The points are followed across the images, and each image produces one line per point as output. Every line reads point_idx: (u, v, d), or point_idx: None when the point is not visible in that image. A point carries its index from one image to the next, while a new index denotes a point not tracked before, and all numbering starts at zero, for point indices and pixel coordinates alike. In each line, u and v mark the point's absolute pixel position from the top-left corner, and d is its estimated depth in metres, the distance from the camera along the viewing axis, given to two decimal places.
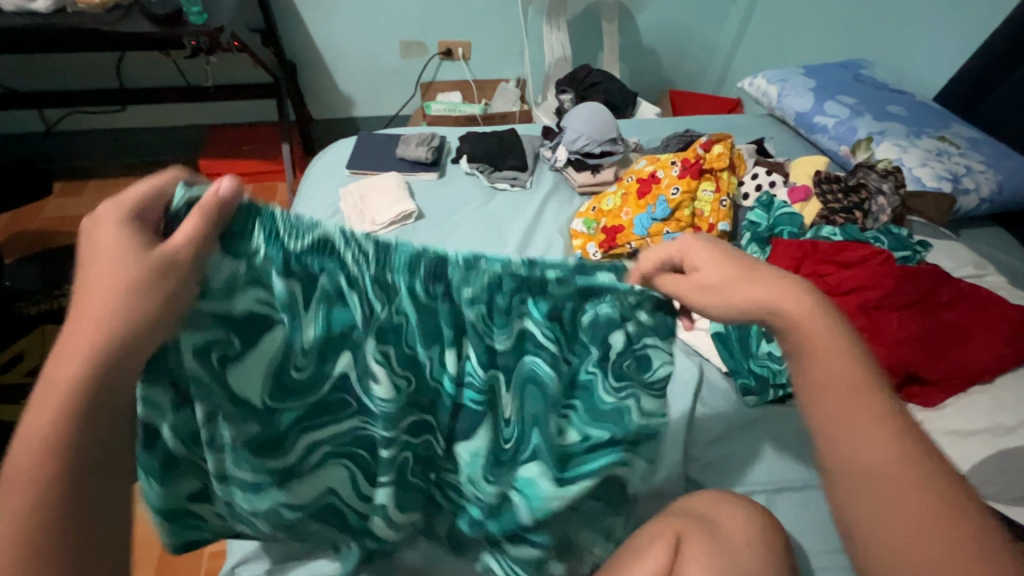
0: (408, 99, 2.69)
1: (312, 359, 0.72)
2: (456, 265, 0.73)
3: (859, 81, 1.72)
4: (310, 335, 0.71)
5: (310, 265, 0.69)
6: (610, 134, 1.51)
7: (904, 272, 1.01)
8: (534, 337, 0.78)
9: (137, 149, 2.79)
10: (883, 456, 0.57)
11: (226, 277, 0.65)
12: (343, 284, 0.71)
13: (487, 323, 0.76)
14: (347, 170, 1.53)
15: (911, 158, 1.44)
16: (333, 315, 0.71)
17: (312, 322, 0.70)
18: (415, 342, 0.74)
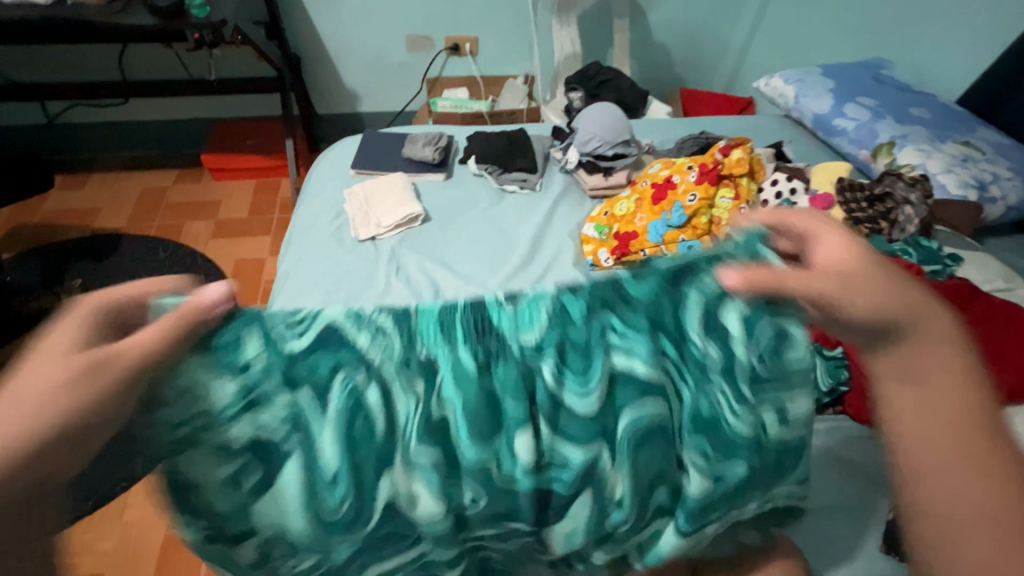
0: (414, 95, 2.64)
1: (331, 463, 0.51)
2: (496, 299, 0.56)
3: (880, 82, 1.66)
4: (327, 430, 0.51)
5: (311, 362, 0.52)
6: (623, 135, 1.47)
7: None
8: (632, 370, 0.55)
9: (138, 143, 2.76)
10: (977, 496, 0.45)
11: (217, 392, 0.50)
12: (357, 361, 0.53)
13: (561, 365, 0.54)
14: (351, 169, 1.49)
15: (935, 163, 1.39)
16: (351, 395, 0.52)
17: (324, 409, 0.51)
18: (459, 429, 0.52)
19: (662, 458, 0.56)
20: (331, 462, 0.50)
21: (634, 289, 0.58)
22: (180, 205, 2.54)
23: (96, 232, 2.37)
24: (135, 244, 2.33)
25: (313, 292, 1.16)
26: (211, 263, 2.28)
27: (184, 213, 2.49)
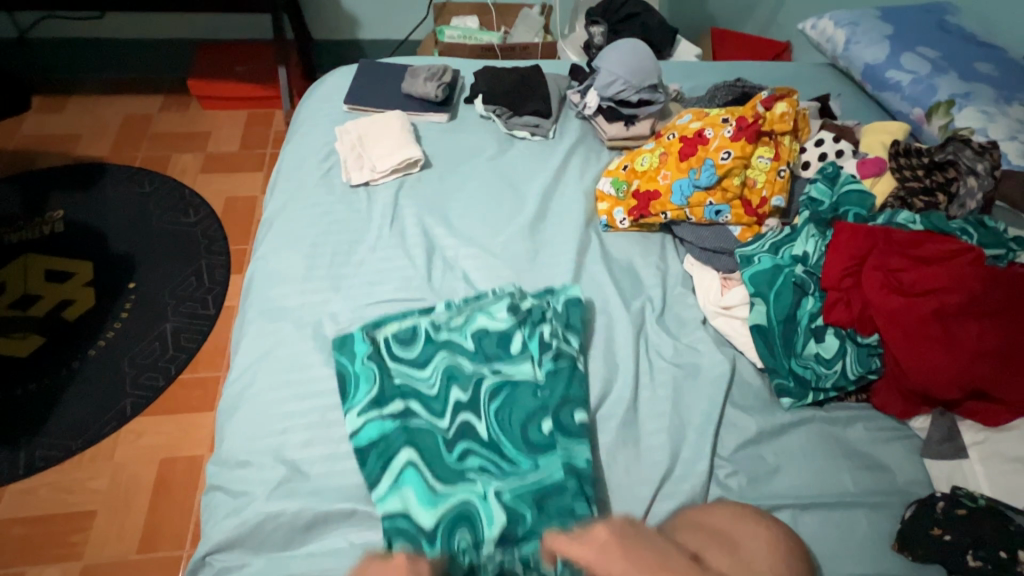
0: (420, 22, 2.42)
1: (486, 347, 0.94)
2: (500, 330, 0.96)
3: (943, 30, 1.47)
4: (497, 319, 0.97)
5: (499, 328, 0.96)
6: (650, 79, 1.29)
7: (997, 277, 0.87)
8: (472, 360, 0.93)
9: (120, 63, 2.55)
10: None
11: (472, 330, 0.96)
12: (507, 327, 0.96)
13: (496, 354, 0.94)
14: (345, 105, 1.35)
15: (997, 129, 1.23)
16: (503, 325, 0.96)
17: (502, 314, 0.97)
18: (471, 368, 0.92)
19: (432, 402, 0.88)
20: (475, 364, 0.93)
21: (496, 323, 0.97)
22: (167, 135, 2.38)
23: (78, 160, 2.24)
24: (118, 175, 2.19)
25: (298, 244, 1.10)
26: (200, 198, 2.15)
27: (171, 145, 2.34)
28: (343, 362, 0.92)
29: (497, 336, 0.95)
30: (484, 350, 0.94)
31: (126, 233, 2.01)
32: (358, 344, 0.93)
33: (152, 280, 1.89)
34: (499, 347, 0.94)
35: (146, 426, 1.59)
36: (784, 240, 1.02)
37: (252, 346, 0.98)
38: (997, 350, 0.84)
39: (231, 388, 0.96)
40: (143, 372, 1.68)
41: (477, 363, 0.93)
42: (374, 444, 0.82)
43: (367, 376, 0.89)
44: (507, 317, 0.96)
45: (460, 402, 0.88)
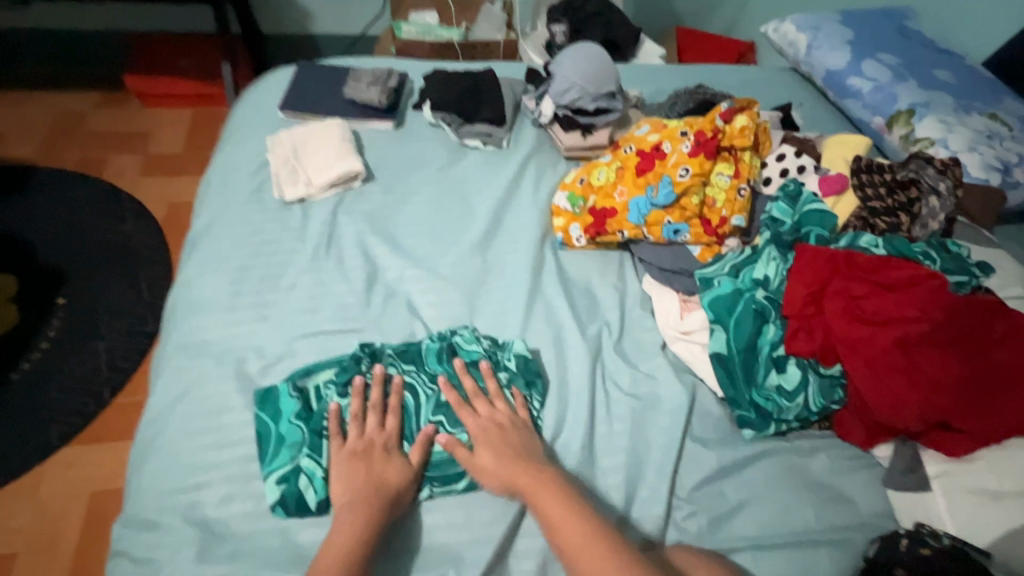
0: (376, 15, 2.29)
1: (422, 387, 0.87)
2: (438, 368, 0.89)
3: (904, 36, 1.44)
4: (436, 357, 0.91)
5: (436, 368, 0.89)
6: (608, 86, 1.22)
7: (957, 304, 0.84)
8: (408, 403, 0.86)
9: (46, 54, 2.34)
10: None
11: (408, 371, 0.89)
12: (445, 366, 0.89)
13: (435, 394, 0.87)
14: (281, 111, 1.24)
15: (958, 140, 1.21)
16: (440, 363, 0.90)
17: (442, 352, 0.91)
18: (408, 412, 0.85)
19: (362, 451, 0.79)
20: (412, 406, 0.85)
21: (433, 361, 0.90)
22: (101, 134, 2.20)
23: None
24: (46, 178, 2.02)
25: (224, 268, 1.00)
26: (137, 204, 2.00)
27: (106, 145, 2.16)
28: (266, 417, 0.82)
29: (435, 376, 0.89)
30: (423, 390, 0.87)
31: (53, 243, 1.85)
32: (284, 400, 0.84)
33: (83, 294, 1.74)
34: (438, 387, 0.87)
35: (74, 457, 1.46)
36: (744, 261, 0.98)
37: (168, 385, 0.88)
38: (960, 380, 0.80)
39: (143, 434, 0.86)
40: (71, 397, 1.54)
41: (413, 406, 0.85)
42: (300, 504, 0.76)
43: (294, 438, 0.80)
44: (446, 359, 0.90)
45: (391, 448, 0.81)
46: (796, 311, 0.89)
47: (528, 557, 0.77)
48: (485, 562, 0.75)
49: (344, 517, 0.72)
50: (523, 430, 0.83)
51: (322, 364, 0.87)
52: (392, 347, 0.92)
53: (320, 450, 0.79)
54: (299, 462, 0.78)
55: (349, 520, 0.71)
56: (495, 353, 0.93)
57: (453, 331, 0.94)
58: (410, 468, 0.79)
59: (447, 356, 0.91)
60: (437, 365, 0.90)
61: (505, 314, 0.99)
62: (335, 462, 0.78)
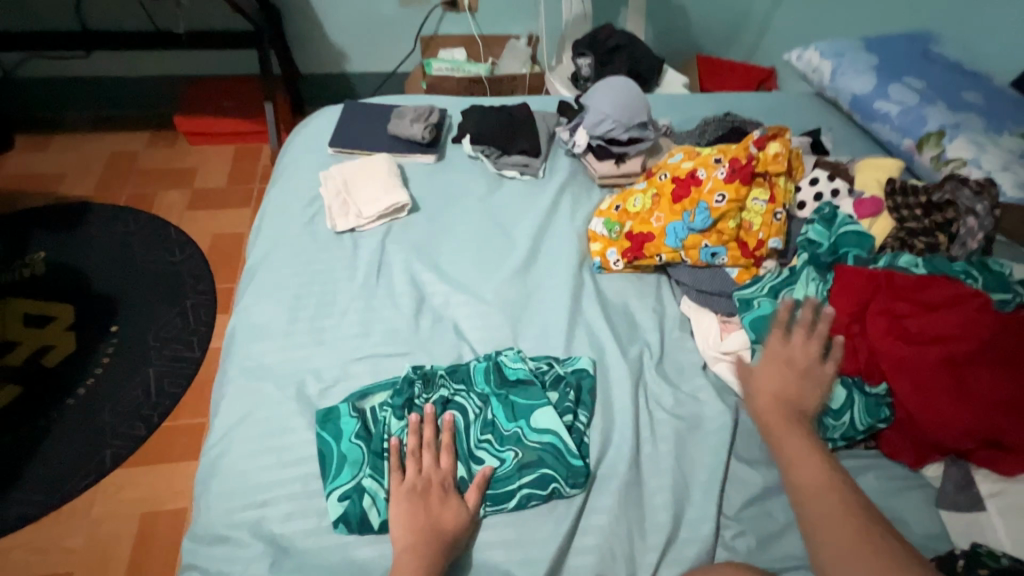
0: (408, 54, 2.41)
1: (473, 408, 0.91)
2: (487, 390, 0.93)
3: (928, 60, 1.47)
4: (485, 379, 0.94)
5: (485, 389, 0.93)
6: (639, 117, 1.27)
7: (1003, 323, 0.84)
8: (460, 423, 0.89)
9: (103, 99, 2.52)
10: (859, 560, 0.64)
11: (458, 392, 0.93)
12: (493, 388, 0.93)
13: (486, 415, 0.90)
14: (330, 148, 1.32)
15: (990, 160, 1.22)
16: (489, 384, 0.94)
17: (489, 374, 0.95)
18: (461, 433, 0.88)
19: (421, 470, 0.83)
20: (464, 427, 0.89)
21: (482, 383, 0.94)
22: (152, 171, 2.34)
23: (61, 199, 2.19)
24: (104, 213, 2.15)
25: (280, 295, 1.06)
26: (186, 235, 2.11)
27: (157, 181, 2.30)
28: (327, 438, 0.87)
29: (483, 398, 0.92)
30: (473, 411, 0.91)
31: (109, 273, 1.96)
32: (344, 420, 0.88)
33: (136, 322, 1.84)
34: (488, 407, 0.91)
35: (127, 478, 1.52)
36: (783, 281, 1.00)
37: (232, 407, 0.93)
38: (1011, 399, 0.81)
39: (209, 452, 0.90)
40: (125, 420, 1.62)
41: (465, 427, 0.89)
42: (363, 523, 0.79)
43: (355, 457, 0.84)
44: (494, 380, 0.94)
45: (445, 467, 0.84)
46: (838, 330, 0.91)
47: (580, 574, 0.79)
48: None
49: (399, 540, 0.75)
50: (572, 449, 0.86)
51: (378, 387, 0.92)
52: (440, 370, 0.96)
53: (380, 469, 0.84)
54: (361, 481, 0.82)
55: (405, 544, 0.74)
56: (540, 374, 0.96)
57: (499, 353, 0.98)
58: (466, 512, 0.79)
59: (495, 377, 0.94)
60: (486, 386, 0.94)
61: (548, 336, 1.03)
62: (393, 489, 0.80)
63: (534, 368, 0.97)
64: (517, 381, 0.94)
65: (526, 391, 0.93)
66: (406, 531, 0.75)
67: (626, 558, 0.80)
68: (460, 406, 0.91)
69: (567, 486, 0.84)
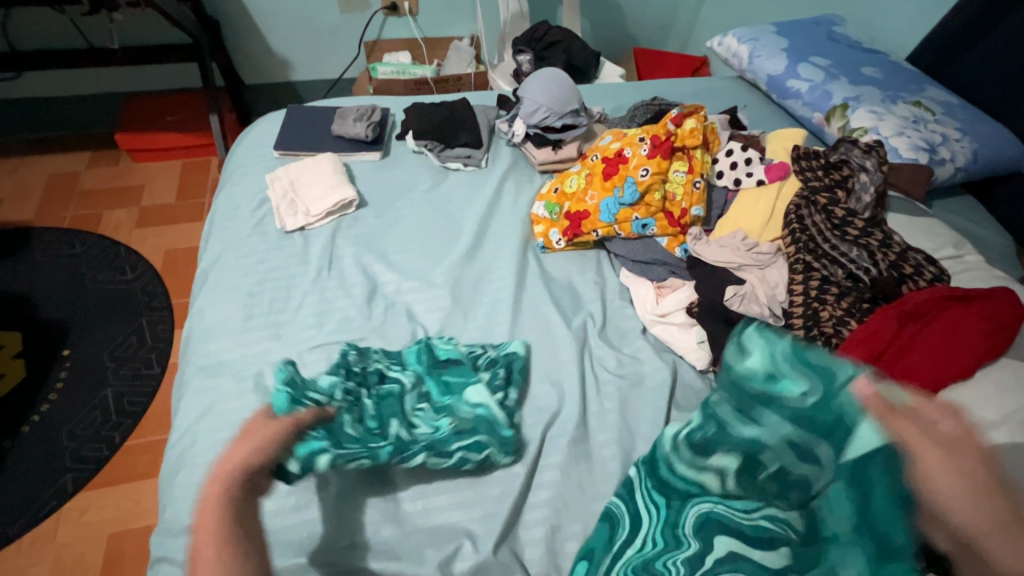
0: (352, 60, 2.44)
1: (402, 375, 0.95)
2: (423, 361, 0.97)
3: (833, 39, 1.61)
4: (415, 358, 0.98)
5: (418, 365, 0.97)
6: (572, 104, 1.35)
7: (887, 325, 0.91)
8: (392, 389, 0.92)
9: (39, 123, 2.45)
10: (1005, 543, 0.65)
11: (391, 368, 0.96)
12: (426, 363, 0.97)
13: (420, 384, 0.94)
14: (275, 152, 1.35)
15: (887, 126, 1.35)
16: (422, 358, 0.98)
17: (421, 353, 0.98)
18: (394, 394, 0.91)
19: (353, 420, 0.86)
20: (395, 388, 0.92)
21: (412, 360, 0.98)
22: (96, 190, 2.29)
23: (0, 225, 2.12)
24: (47, 236, 2.10)
25: (234, 295, 1.08)
26: (136, 254, 2.08)
27: (101, 200, 2.25)
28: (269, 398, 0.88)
29: (415, 376, 0.95)
30: (407, 379, 0.94)
31: (58, 297, 1.91)
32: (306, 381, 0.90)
33: (89, 343, 1.80)
34: (419, 375, 0.95)
35: (91, 500, 1.50)
36: (795, 416, 0.81)
37: (191, 405, 0.95)
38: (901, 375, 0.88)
39: (172, 451, 0.92)
40: (84, 443, 1.59)
41: (398, 392, 0.92)
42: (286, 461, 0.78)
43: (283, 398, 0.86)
44: (421, 358, 0.98)
45: (374, 422, 0.87)
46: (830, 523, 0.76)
47: (537, 526, 0.85)
48: (497, 533, 0.82)
49: (248, 434, 0.77)
50: (503, 426, 0.89)
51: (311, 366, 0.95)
52: (375, 353, 0.99)
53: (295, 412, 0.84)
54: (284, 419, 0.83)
55: (245, 442, 0.76)
56: (473, 357, 0.99)
57: (433, 340, 1.01)
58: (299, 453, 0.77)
59: (428, 358, 0.98)
60: (417, 363, 0.97)
61: (497, 314, 1.09)
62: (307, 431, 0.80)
63: (467, 352, 1.00)
64: (445, 362, 0.97)
65: (462, 369, 0.95)
66: (256, 432, 0.78)
67: (578, 507, 0.87)
68: (388, 378, 0.94)
69: (500, 455, 0.87)
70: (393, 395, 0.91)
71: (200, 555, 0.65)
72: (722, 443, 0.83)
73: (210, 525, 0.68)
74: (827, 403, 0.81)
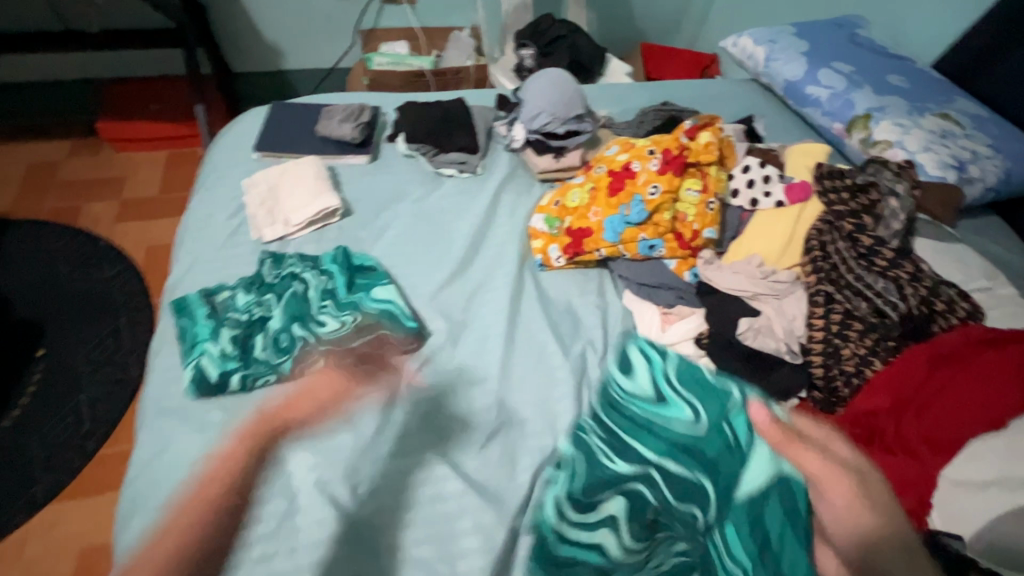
0: (347, 49, 2.32)
1: (315, 280, 1.02)
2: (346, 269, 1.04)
3: (855, 43, 1.51)
4: (328, 272, 1.03)
5: (326, 280, 1.02)
6: (576, 109, 1.26)
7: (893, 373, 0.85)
8: (305, 292, 0.99)
9: (20, 109, 2.34)
10: None
11: (311, 276, 1.02)
12: (327, 285, 1.01)
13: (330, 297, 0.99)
14: (255, 153, 1.25)
15: (913, 141, 1.26)
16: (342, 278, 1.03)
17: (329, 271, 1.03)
18: (307, 296, 0.99)
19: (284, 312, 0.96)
20: (312, 289, 1.00)
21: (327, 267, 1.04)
22: (75, 181, 2.19)
23: None
24: (22, 229, 2.00)
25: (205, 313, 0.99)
26: (117, 250, 1.98)
27: (80, 192, 2.15)
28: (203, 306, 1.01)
29: (326, 289, 1.00)
30: (322, 276, 1.02)
31: (31, 295, 1.82)
32: (197, 307, 0.98)
33: (63, 346, 1.71)
34: (320, 293, 1.00)
35: (59, 515, 1.42)
36: (664, 454, 0.83)
37: (153, 436, 0.87)
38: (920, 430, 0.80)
39: (128, 488, 0.83)
40: (53, 453, 1.50)
41: (314, 293, 0.99)
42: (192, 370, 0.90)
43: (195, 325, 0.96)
44: (320, 271, 1.03)
45: (293, 312, 0.96)
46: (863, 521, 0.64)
47: None
48: None
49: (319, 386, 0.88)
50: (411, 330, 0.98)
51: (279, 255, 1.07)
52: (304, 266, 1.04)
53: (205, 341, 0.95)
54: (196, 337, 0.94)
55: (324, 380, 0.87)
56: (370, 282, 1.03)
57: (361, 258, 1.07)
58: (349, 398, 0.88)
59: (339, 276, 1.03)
60: (333, 271, 1.03)
61: (490, 338, 1.00)
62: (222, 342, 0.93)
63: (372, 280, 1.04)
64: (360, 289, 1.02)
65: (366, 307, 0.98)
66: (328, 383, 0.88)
67: None
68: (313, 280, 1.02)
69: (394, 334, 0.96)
70: (312, 292, 0.99)
71: None
72: (601, 486, 0.80)
73: None
74: (712, 430, 0.84)
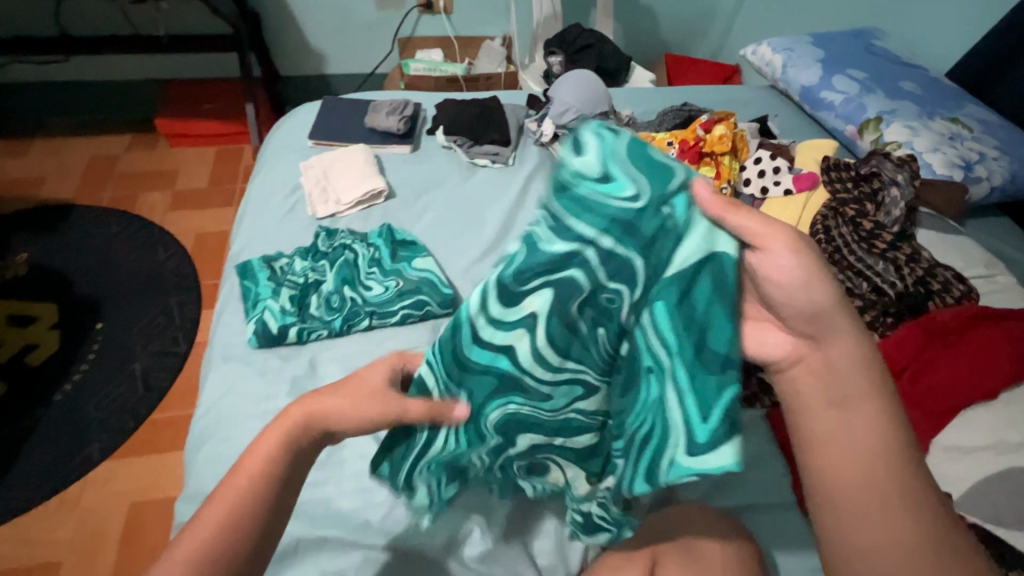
0: (386, 56, 2.48)
1: (365, 249, 1.14)
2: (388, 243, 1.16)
3: (870, 52, 1.59)
4: (379, 243, 1.16)
5: (374, 250, 1.14)
6: (601, 106, 1.37)
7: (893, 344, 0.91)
8: (354, 259, 1.12)
9: (86, 107, 2.56)
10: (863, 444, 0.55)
11: (361, 247, 1.14)
12: (375, 255, 1.13)
13: (377, 263, 1.12)
14: (309, 141, 1.39)
15: (922, 142, 1.33)
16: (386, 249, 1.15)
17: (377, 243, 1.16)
18: (357, 262, 1.12)
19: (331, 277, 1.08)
20: (361, 257, 1.13)
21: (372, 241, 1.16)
22: (134, 173, 2.37)
23: (44, 202, 2.21)
24: (86, 214, 2.18)
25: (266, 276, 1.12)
26: (170, 235, 2.14)
27: (138, 182, 2.33)
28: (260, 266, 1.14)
29: (374, 259, 1.13)
30: (369, 248, 1.14)
31: (94, 274, 1.98)
32: (259, 271, 1.10)
33: (121, 319, 1.86)
34: (368, 261, 1.12)
35: (115, 469, 1.55)
36: None
37: (219, 380, 0.98)
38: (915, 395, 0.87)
39: (197, 422, 0.95)
40: (112, 415, 1.64)
41: (363, 261, 1.12)
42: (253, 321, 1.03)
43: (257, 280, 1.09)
44: (368, 245, 1.15)
45: (346, 275, 1.09)
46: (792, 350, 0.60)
47: None
48: None
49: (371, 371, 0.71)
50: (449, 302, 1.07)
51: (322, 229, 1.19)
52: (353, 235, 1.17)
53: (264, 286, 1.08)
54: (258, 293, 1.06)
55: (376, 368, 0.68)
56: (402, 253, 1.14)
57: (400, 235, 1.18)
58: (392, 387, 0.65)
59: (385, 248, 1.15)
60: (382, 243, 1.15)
61: None
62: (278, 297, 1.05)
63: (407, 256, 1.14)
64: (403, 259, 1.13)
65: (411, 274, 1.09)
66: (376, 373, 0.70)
67: None
68: (360, 249, 1.14)
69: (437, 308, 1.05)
70: (362, 260, 1.12)
71: (228, 486, 0.56)
72: None
73: (248, 472, 0.57)
74: None
